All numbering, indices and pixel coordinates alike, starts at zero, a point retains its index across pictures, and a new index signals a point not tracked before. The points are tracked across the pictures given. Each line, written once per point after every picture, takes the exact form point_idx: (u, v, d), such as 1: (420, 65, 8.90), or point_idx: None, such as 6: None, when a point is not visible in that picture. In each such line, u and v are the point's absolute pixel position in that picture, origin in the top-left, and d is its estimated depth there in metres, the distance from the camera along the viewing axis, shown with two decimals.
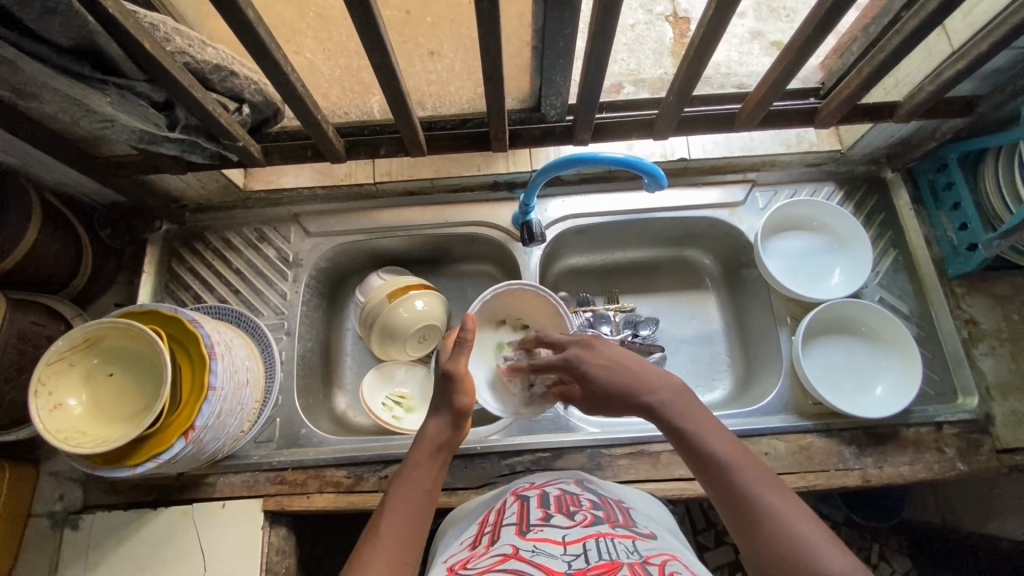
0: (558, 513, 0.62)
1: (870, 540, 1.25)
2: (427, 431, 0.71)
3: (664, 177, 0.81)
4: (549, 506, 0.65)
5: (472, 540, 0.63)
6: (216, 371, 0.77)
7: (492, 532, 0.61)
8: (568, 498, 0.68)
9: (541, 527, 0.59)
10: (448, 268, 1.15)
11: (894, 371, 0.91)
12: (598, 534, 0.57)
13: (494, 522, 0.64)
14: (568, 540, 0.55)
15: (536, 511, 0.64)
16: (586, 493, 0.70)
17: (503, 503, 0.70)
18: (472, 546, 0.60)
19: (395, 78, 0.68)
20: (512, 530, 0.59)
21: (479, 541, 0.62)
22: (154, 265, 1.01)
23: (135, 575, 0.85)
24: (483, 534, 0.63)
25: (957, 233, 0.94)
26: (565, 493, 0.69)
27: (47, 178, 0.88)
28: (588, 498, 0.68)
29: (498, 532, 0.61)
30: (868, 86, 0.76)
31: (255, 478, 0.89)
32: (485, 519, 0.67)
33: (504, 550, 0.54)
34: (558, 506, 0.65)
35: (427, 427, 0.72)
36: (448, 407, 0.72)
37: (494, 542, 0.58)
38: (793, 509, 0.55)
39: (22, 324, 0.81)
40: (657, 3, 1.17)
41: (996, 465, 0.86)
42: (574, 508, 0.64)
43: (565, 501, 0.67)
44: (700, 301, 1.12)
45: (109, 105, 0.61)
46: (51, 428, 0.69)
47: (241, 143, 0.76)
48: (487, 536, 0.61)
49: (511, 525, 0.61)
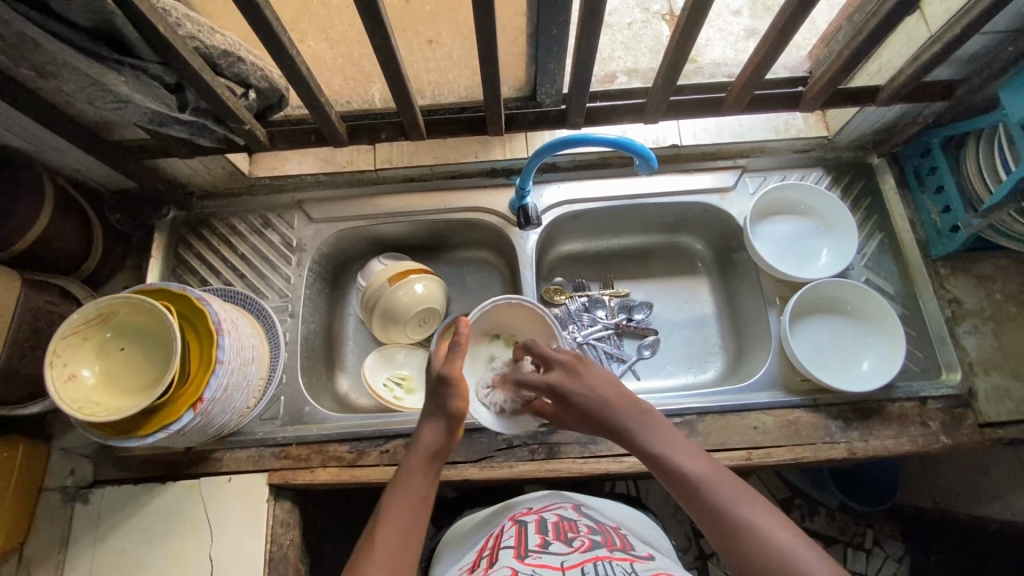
0: (556, 539, 0.66)
1: (864, 526, 1.28)
2: (422, 437, 0.72)
3: (655, 159, 0.84)
4: (546, 532, 0.69)
5: (472, 565, 0.67)
6: (224, 346, 0.80)
7: (492, 555, 0.65)
8: (566, 523, 0.71)
9: (539, 554, 0.62)
10: (447, 255, 1.18)
11: (879, 347, 0.95)
12: (595, 557, 0.60)
13: (493, 546, 0.68)
14: (566, 565, 0.58)
15: (534, 537, 0.67)
16: (583, 519, 0.74)
17: (502, 530, 0.73)
18: (473, 570, 0.64)
19: (395, 62, 0.72)
20: (510, 554, 0.63)
21: (479, 565, 0.65)
22: (162, 250, 1.04)
23: (144, 546, 0.88)
24: (482, 559, 0.67)
25: (940, 216, 0.97)
26: (563, 519, 0.73)
27: (60, 164, 0.91)
28: (585, 524, 0.72)
29: (496, 556, 0.64)
30: (848, 69, 0.79)
31: (260, 453, 0.92)
32: (485, 545, 0.71)
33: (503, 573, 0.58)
34: (556, 532, 0.69)
35: (422, 433, 0.73)
36: (443, 412, 0.73)
37: (494, 565, 0.62)
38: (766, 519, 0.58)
39: (36, 303, 0.85)
40: (653, 2, 1.21)
41: (979, 438, 0.89)
42: (572, 534, 0.68)
43: (562, 527, 0.70)
44: (692, 286, 1.15)
45: (124, 86, 0.64)
46: (66, 398, 0.72)
47: (248, 127, 0.79)
48: (487, 559, 0.65)
49: (510, 548, 0.65)
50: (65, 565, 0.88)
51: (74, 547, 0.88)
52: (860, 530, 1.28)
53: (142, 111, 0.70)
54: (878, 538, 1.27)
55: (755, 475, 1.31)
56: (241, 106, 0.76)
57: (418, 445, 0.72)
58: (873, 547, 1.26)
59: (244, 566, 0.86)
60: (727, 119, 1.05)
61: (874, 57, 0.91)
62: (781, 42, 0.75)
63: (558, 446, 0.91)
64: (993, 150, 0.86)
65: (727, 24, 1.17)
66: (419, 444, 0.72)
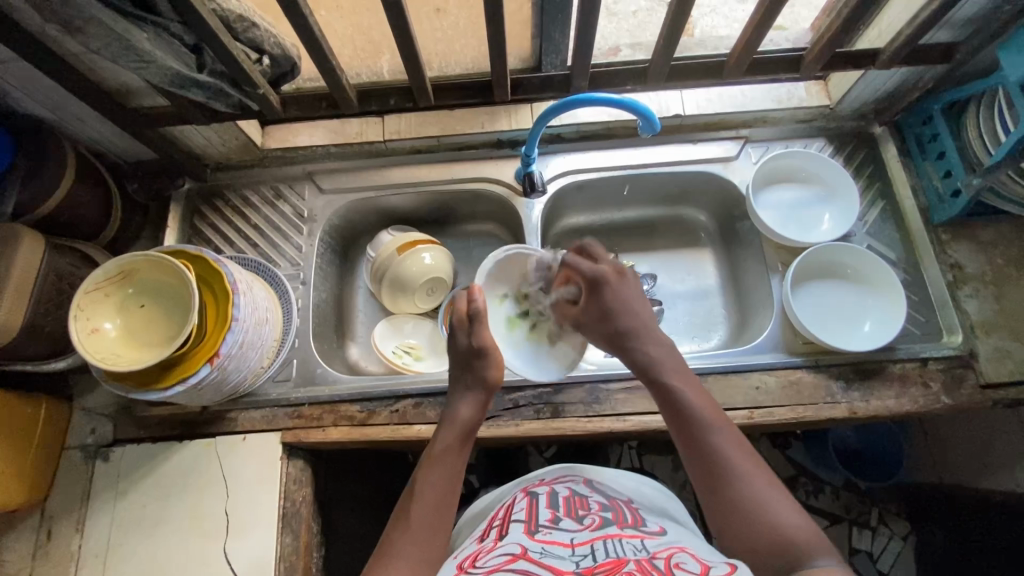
0: (567, 517, 0.64)
1: (870, 503, 1.26)
2: (459, 413, 0.76)
3: (657, 121, 0.86)
4: (557, 507, 0.67)
5: (483, 533, 0.66)
6: (239, 305, 0.82)
7: (501, 526, 0.64)
8: (577, 499, 0.69)
9: (549, 530, 0.61)
10: (454, 228, 1.20)
11: (880, 308, 0.96)
12: (605, 536, 0.59)
13: (503, 517, 0.67)
14: (576, 543, 0.58)
15: (545, 512, 0.66)
16: (595, 494, 0.72)
17: (513, 502, 0.72)
18: (481, 540, 0.63)
19: (405, 23, 0.74)
20: (520, 529, 0.62)
21: (489, 534, 0.65)
22: (178, 221, 1.06)
23: (161, 501, 0.91)
24: (491, 529, 0.66)
25: (942, 181, 0.97)
26: (574, 494, 0.71)
27: (80, 134, 0.95)
28: (597, 500, 0.70)
29: (507, 529, 0.63)
30: (846, 32, 0.82)
31: (273, 413, 0.95)
32: (495, 514, 0.71)
33: (512, 550, 0.57)
34: (567, 508, 0.67)
35: (461, 409, 0.76)
36: (481, 385, 0.78)
37: (502, 539, 0.61)
38: (756, 473, 0.64)
39: (59, 264, 0.88)
40: None
41: (980, 398, 0.90)
42: (583, 511, 0.66)
43: (573, 504, 0.68)
44: (697, 257, 1.17)
45: (147, 42, 0.68)
46: (90, 349, 0.76)
47: (262, 91, 0.82)
48: (496, 530, 0.64)
49: (520, 522, 0.64)
50: (87, 519, 0.91)
51: (95, 503, 0.91)
52: (866, 509, 1.26)
53: (164, 72, 0.73)
54: (884, 517, 1.25)
55: (759, 453, 1.30)
56: (255, 70, 0.79)
57: (456, 420, 0.75)
58: (879, 525, 1.25)
59: (259, 520, 0.89)
60: (730, 90, 1.07)
61: (876, 22, 0.93)
62: (778, 4, 0.77)
63: (563, 406, 0.93)
64: (993, 115, 0.87)
65: (732, 11, 1.17)
66: (456, 419, 0.75)
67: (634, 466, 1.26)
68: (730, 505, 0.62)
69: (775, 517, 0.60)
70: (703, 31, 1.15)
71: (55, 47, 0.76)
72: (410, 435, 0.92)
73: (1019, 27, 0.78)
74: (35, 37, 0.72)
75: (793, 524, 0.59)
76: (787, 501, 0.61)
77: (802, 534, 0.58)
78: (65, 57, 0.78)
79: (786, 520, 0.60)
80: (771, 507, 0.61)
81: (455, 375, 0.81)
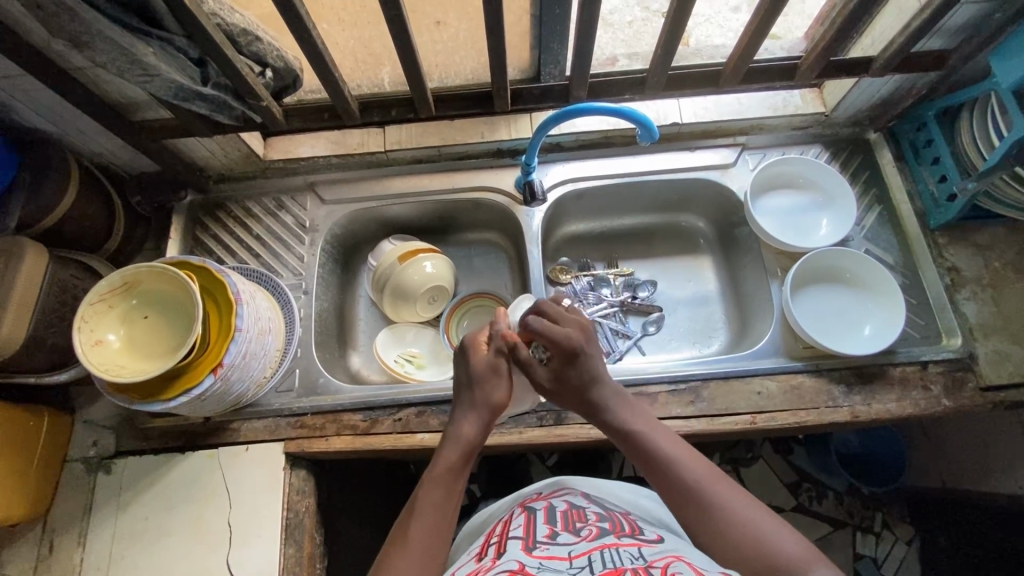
0: (564, 530, 0.64)
1: (872, 508, 1.26)
2: (463, 430, 0.70)
3: (655, 129, 0.87)
4: (555, 521, 0.67)
5: (479, 552, 0.66)
6: (242, 315, 0.82)
7: (499, 545, 0.64)
8: (574, 512, 0.70)
9: (547, 545, 0.61)
10: (454, 236, 1.21)
11: (880, 313, 0.97)
12: (603, 545, 0.59)
13: (500, 535, 0.67)
14: (573, 555, 0.57)
15: (543, 528, 0.65)
16: (592, 506, 0.72)
17: (511, 517, 0.72)
18: (479, 558, 0.63)
19: (406, 35, 0.75)
20: (518, 546, 0.61)
21: (486, 553, 0.64)
22: (180, 233, 1.07)
23: (164, 514, 0.90)
24: (489, 546, 0.65)
25: (937, 185, 0.99)
26: (572, 507, 0.71)
27: (83, 148, 0.95)
28: (594, 511, 0.70)
29: (505, 546, 0.63)
30: (839, 41, 0.83)
31: (276, 423, 0.95)
32: (493, 532, 0.70)
33: (510, 567, 0.56)
34: (564, 522, 0.67)
35: (463, 425, 0.70)
36: (487, 407, 0.71)
37: (501, 557, 0.60)
38: (739, 501, 0.62)
39: (63, 276, 0.88)
40: (653, 1, 1.23)
41: (981, 401, 0.90)
42: (580, 523, 0.66)
43: (570, 517, 0.68)
44: (696, 264, 1.17)
45: (153, 57, 0.69)
46: (93, 360, 0.76)
47: (264, 103, 0.83)
48: (494, 548, 0.64)
49: (517, 539, 0.64)
50: (88, 533, 0.90)
51: (97, 517, 0.91)
52: (869, 513, 1.26)
53: (168, 84, 0.74)
54: (887, 521, 1.25)
55: (761, 459, 1.31)
56: (258, 82, 0.80)
57: (458, 436, 0.70)
58: (882, 530, 1.25)
59: (263, 531, 0.89)
60: (727, 98, 1.08)
61: (869, 30, 0.94)
62: (772, 14, 0.78)
63: (566, 412, 0.93)
64: (986, 121, 0.88)
65: (726, 21, 1.18)
66: (460, 436, 0.70)
67: (635, 474, 1.26)
68: (720, 539, 0.60)
69: (769, 541, 0.58)
70: (698, 41, 1.17)
71: (59, 62, 0.77)
72: (412, 444, 0.92)
73: (1010, 34, 0.80)
74: (39, 52, 0.73)
75: (787, 544, 0.58)
76: (776, 522, 0.60)
77: (799, 554, 0.57)
78: (69, 71, 0.78)
79: (776, 537, 0.59)
80: (771, 539, 0.58)
81: (463, 389, 0.74)
